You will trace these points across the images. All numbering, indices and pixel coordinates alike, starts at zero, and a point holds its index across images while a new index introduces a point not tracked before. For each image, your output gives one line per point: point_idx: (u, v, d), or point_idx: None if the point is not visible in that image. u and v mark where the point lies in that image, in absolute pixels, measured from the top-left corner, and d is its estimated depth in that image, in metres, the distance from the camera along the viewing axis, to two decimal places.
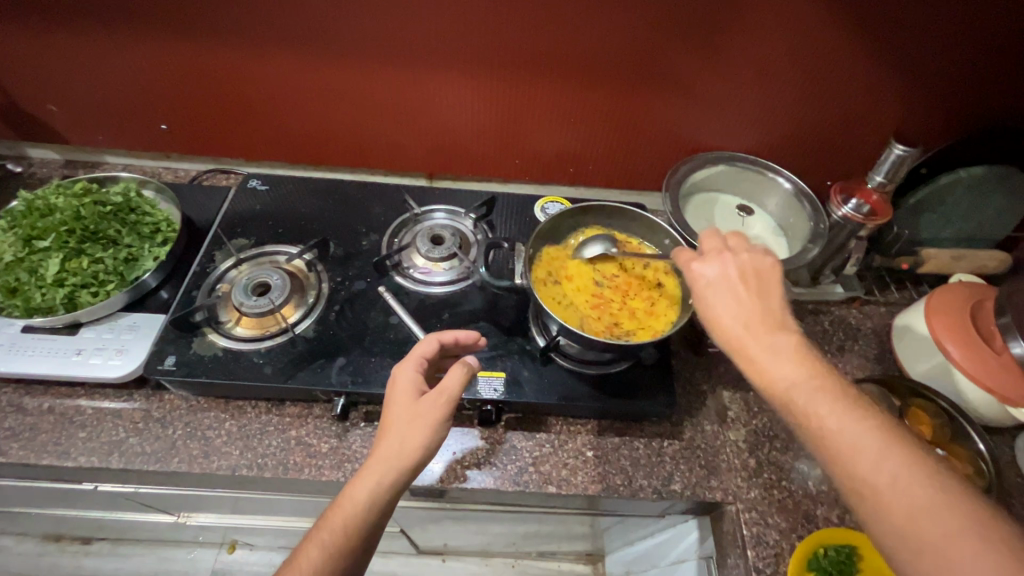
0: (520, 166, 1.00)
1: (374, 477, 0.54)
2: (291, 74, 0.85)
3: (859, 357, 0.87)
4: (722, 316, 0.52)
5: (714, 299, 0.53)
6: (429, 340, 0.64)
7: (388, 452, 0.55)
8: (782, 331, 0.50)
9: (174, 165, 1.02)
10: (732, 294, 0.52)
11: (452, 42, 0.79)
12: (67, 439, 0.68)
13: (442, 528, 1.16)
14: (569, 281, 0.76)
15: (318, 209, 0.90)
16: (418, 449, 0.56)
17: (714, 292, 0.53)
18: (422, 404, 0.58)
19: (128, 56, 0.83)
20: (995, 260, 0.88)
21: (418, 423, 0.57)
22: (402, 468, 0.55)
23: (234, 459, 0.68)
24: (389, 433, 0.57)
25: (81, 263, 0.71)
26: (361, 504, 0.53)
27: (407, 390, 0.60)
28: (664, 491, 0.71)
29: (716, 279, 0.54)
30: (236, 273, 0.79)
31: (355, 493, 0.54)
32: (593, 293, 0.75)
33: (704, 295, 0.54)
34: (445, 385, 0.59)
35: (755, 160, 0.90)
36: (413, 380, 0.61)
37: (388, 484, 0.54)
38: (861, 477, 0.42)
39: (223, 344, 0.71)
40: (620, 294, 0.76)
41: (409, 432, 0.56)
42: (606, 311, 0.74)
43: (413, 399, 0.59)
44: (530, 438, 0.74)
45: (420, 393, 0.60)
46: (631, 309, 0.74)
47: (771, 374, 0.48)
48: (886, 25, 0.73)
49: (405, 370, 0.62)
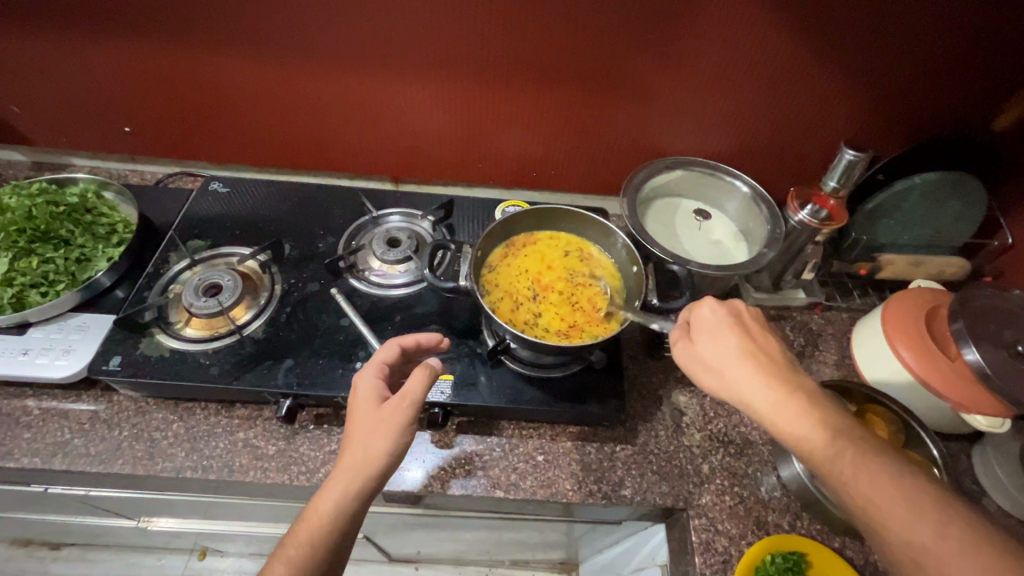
0: (483, 170, 1.00)
1: (341, 486, 0.55)
2: (250, 76, 0.85)
3: (818, 363, 0.87)
4: (732, 354, 0.55)
5: (722, 344, 0.56)
6: (389, 346, 0.64)
7: (354, 459, 0.56)
8: (796, 375, 0.54)
9: (141, 167, 1.02)
10: (739, 337, 0.56)
11: (406, 47, 0.80)
12: (11, 440, 0.68)
13: (410, 534, 1.15)
14: (552, 323, 0.73)
15: (278, 212, 0.90)
16: (383, 457, 0.56)
17: (724, 336, 0.57)
18: (386, 410, 0.58)
19: (87, 58, 0.83)
20: (952, 266, 0.89)
21: (380, 428, 0.57)
22: (366, 476, 0.55)
23: (179, 462, 0.68)
24: (353, 442, 0.57)
25: (30, 262, 0.71)
26: (325, 514, 0.54)
27: (369, 397, 0.60)
28: (613, 496, 0.70)
29: (731, 331, 0.57)
30: (189, 275, 0.79)
31: (322, 505, 0.54)
32: (573, 302, 0.75)
33: (723, 338, 0.57)
34: (407, 389, 0.58)
35: (715, 164, 0.90)
36: (375, 386, 0.61)
37: (353, 493, 0.55)
38: (911, 535, 0.45)
39: (171, 345, 0.71)
40: (570, 282, 0.78)
41: (373, 439, 0.56)
42: (587, 286, 0.77)
43: (376, 406, 0.59)
44: (481, 441, 0.74)
45: (382, 397, 0.60)
46: (574, 247, 0.82)
47: (797, 423, 0.51)
48: (833, 32, 0.74)
49: (365, 376, 0.62)
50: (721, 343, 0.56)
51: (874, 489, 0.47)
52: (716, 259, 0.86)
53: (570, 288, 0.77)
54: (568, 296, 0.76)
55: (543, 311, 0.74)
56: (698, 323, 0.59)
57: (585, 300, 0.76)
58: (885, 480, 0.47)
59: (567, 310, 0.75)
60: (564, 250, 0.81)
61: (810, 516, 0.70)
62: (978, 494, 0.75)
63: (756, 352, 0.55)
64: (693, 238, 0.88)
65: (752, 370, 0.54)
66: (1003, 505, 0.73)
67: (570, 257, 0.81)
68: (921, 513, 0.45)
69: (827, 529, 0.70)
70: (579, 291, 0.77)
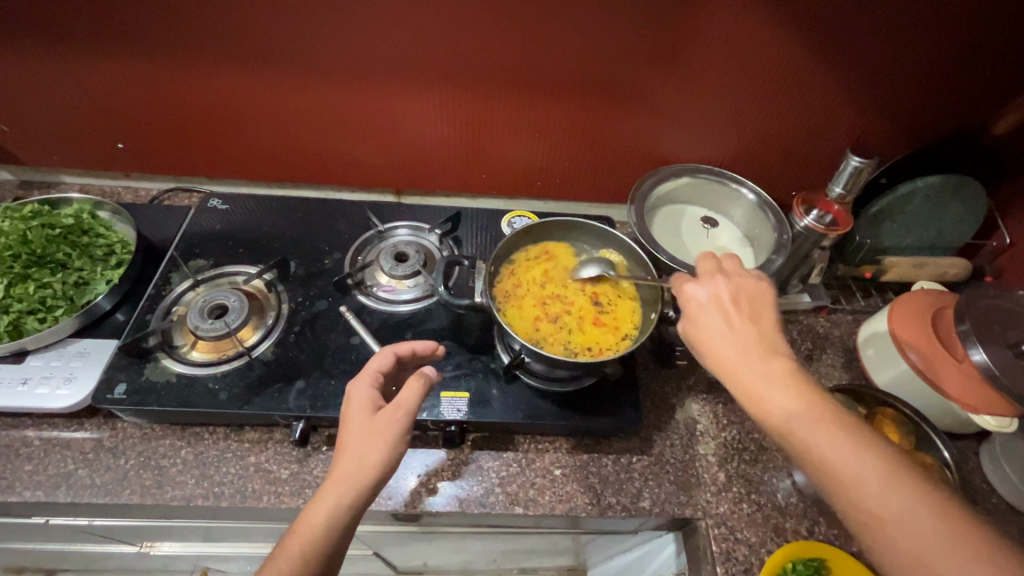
0: (487, 180, 1.00)
1: (335, 497, 0.53)
2: (249, 89, 0.83)
3: (826, 366, 0.87)
4: (710, 333, 0.54)
5: (709, 323, 0.55)
6: (384, 354, 0.63)
7: (347, 470, 0.54)
8: (776, 355, 0.52)
9: (134, 184, 1.00)
10: (718, 318, 0.54)
11: (410, 59, 0.79)
12: (12, 473, 0.66)
13: (419, 547, 1.14)
14: (530, 275, 0.78)
15: (281, 227, 0.88)
16: (377, 467, 0.55)
17: (704, 318, 0.55)
18: (381, 419, 0.57)
19: (76, 73, 0.80)
20: (955, 267, 0.89)
21: (376, 439, 0.56)
22: (359, 487, 0.54)
23: (189, 489, 0.66)
24: (346, 452, 0.55)
25: (27, 288, 0.68)
26: (319, 524, 0.52)
27: (363, 406, 0.58)
28: (632, 508, 0.70)
29: (713, 312, 0.55)
30: (193, 296, 0.77)
31: (314, 516, 0.53)
32: (541, 304, 0.75)
33: (700, 319, 0.55)
34: (403, 399, 0.58)
35: (720, 171, 0.90)
36: (369, 396, 0.59)
37: (348, 503, 0.53)
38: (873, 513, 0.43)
39: (178, 370, 0.69)
40: (566, 310, 0.74)
41: (367, 448, 0.55)
42: (546, 322, 0.73)
43: (371, 415, 0.58)
44: (497, 457, 0.73)
45: (377, 406, 0.59)
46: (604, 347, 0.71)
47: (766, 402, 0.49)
48: (836, 39, 0.74)
49: (360, 385, 0.60)
50: (696, 326, 0.56)
51: (843, 463, 0.45)
52: None
53: (553, 306, 0.75)
54: (551, 304, 0.75)
55: (535, 283, 0.77)
56: (684, 300, 0.58)
57: (532, 309, 0.74)
58: (857, 453, 0.45)
59: (527, 295, 0.75)
60: (616, 328, 0.73)
61: (826, 521, 0.71)
62: (988, 492, 0.76)
63: (730, 334, 0.53)
64: (700, 245, 0.89)
65: (730, 352, 0.52)
66: (1012, 502, 0.74)
67: (603, 332, 0.72)
68: (889, 486, 0.43)
69: (844, 533, 0.70)
70: (552, 313, 0.74)
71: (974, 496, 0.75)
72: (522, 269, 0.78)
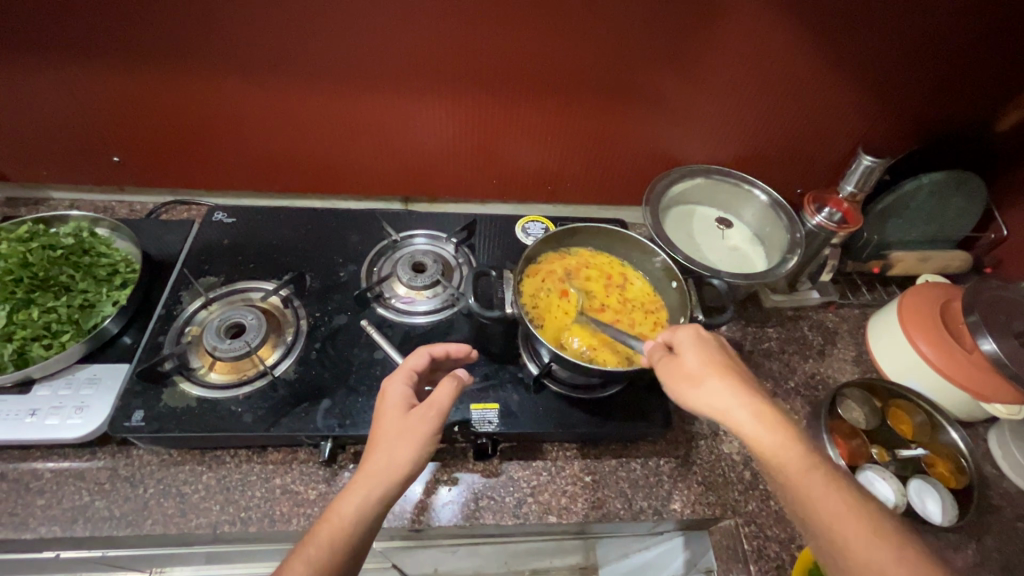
0: (497, 186, 0.99)
1: (364, 491, 0.52)
2: (255, 99, 0.81)
3: (839, 360, 0.89)
4: (717, 368, 0.56)
5: (715, 361, 0.57)
6: (420, 354, 0.63)
7: (378, 465, 0.53)
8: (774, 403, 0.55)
9: (129, 199, 0.96)
10: (723, 359, 0.57)
11: (423, 66, 0.78)
12: (24, 509, 0.62)
13: (436, 555, 1.12)
14: (580, 261, 0.82)
15: (292, 240, 0.86)
16: (408, 464, 0.53)
17: (709, 355, 0.57)
18: (414, 417, 0.56)
19: (69, 85, 0.76)
20: (957, 260, 0.93)
21: (409, 436, 0.55)
22: (389, 483, 0.53)
23: (214, 516, 0.64)
24: (379, 446, 0.55)
25: (31, 313, 0.65)
26: (349, 516, 0.51)
27: (397, 404, 0.57)
28: (663, 511, 0.71)
29: (717, 353, 0.58)
30: (206, 314, 0.74)
31: (345, 507, 0.51)
32: (574, 280, 0.79)
33: (705, 355, 0.57)
34: (437, 398, 0.57)
35: (731, 172, 0.91)
36: (404, 393, 0.59)
37: (377, 498, 0.52)
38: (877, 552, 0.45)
39: (197, 393, 0.66)
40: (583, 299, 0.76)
41: (399, 446, 0.54)
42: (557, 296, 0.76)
43: (405, 413, 0.57)
44: (526, 467, 0.72)
45: (411, 404, 0.58)
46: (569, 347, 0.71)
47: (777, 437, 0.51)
48: (846, 41, 0.76)
49: (396, 382, 0.59)
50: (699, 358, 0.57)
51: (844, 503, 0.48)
52: (738, 265, 0.87)
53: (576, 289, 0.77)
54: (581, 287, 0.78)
55: (595, 272, 0.80)
56: (683, 337, 0.60)
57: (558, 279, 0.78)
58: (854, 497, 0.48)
59: (572, 268, 0.80)
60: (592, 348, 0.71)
61: None
62: (998, 477, 0.79)
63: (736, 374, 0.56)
64: (713, 246, 0.89)
65: (737, 389, 0.54)
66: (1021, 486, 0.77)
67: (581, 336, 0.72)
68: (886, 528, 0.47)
69: None
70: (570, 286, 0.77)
71: (986, 481, 0.78)
72: (601, 261, 0.82)
